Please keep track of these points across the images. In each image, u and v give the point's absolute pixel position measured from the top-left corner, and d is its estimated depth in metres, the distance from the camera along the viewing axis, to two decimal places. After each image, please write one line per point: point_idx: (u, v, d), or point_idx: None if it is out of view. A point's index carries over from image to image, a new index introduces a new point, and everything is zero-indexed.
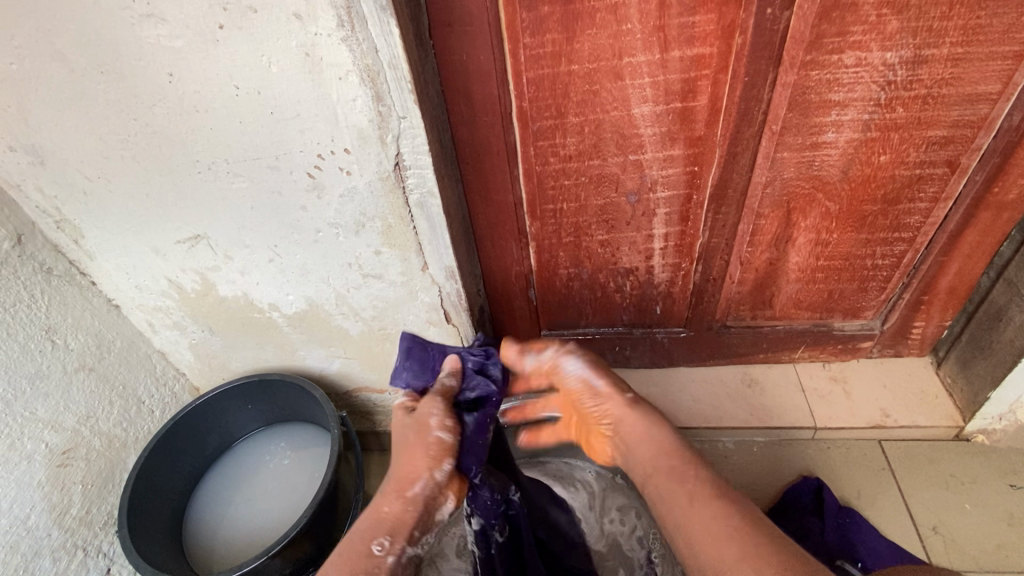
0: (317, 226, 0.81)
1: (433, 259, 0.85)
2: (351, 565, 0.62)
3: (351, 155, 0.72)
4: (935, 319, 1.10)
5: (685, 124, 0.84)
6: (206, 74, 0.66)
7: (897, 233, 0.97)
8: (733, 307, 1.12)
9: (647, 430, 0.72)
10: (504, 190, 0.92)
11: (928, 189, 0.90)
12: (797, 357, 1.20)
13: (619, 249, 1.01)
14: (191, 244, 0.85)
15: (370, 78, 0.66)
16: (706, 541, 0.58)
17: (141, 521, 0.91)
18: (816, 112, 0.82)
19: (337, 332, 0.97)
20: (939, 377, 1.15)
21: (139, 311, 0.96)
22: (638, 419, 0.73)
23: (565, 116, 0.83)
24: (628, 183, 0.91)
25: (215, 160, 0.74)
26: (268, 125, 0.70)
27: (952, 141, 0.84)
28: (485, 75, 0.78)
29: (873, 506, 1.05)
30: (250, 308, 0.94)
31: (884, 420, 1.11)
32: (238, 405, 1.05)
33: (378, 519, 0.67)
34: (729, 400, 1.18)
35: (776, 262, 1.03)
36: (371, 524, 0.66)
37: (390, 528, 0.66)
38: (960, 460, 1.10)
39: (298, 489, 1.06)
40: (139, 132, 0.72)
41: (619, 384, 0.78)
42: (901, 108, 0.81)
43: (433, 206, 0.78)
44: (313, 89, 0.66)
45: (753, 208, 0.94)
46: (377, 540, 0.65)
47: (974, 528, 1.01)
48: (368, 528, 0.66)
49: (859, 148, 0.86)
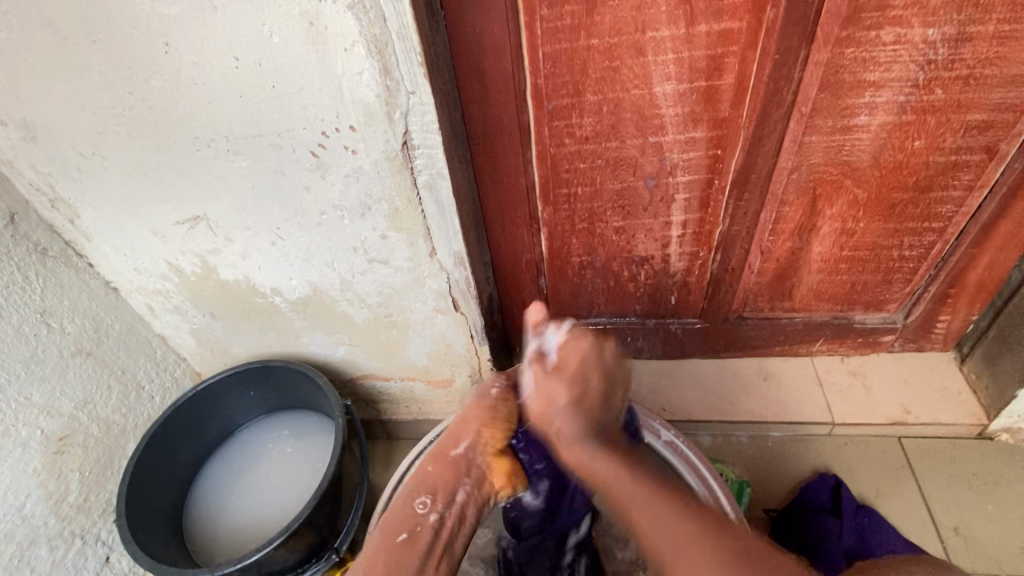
0: (321, 208, 0.77)
1: (442, 244, 0.81)
2: (398, 526, 0.66)
3: (356, 133, 0.68)
4: (962, 314, 1.06)
5: (709, 104, 0.79)
6: (203, 44, 0.62)
7: (927, 223, 0.93)
8: (751, 298, 1.08)
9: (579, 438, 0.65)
10: (516, 172, 0.88)
11: (963, 177, 0.86)
12: (814, 351, 1.16)
13: (635, 236, 0.97)
14: (190, 226, 0.81)
15: (378, 50, 0.62)
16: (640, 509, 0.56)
17: (141, 508, 0.89)
18: (849, 93, 0.77)
19: (342, 318, 0.94)
20: (963, 373, 1.11)
21: (138, 294, 0.93)
22: (567, 414, 0.66)
23: (583, 95, 0.79)
24: (647, 167, 0.87)
25: (213, 137, 0.70)
26: (270, 100, 0.66)
27: (992, 126, 0.80)
28: (499, 49, 0.74)
29: (893, 506, 1.02)
30: (252, 293, 0.91)
31: (905, 417, 1.08)
32: (241, 391, 1.02)
33: (420, 480, 0.71)
34: (744, 393, 1.14)
35: (799, 251, 0.99)
36: (411, 490, 0.70)
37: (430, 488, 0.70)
38: (983, 459, 1.06)
39: (302, 479, 1.03)
40: (135, 106, 0.68)
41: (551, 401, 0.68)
42: (940, 89, 0.76)
43: (442, 188, 0.75)
44: (317, 61, 0.62)
45: (777, 195, 0.90)
46: (418, 501, 0.68)
47: (995, 529, 0.98)
48: (410, 490, 0.70)
49: (893, 132, 0.81)
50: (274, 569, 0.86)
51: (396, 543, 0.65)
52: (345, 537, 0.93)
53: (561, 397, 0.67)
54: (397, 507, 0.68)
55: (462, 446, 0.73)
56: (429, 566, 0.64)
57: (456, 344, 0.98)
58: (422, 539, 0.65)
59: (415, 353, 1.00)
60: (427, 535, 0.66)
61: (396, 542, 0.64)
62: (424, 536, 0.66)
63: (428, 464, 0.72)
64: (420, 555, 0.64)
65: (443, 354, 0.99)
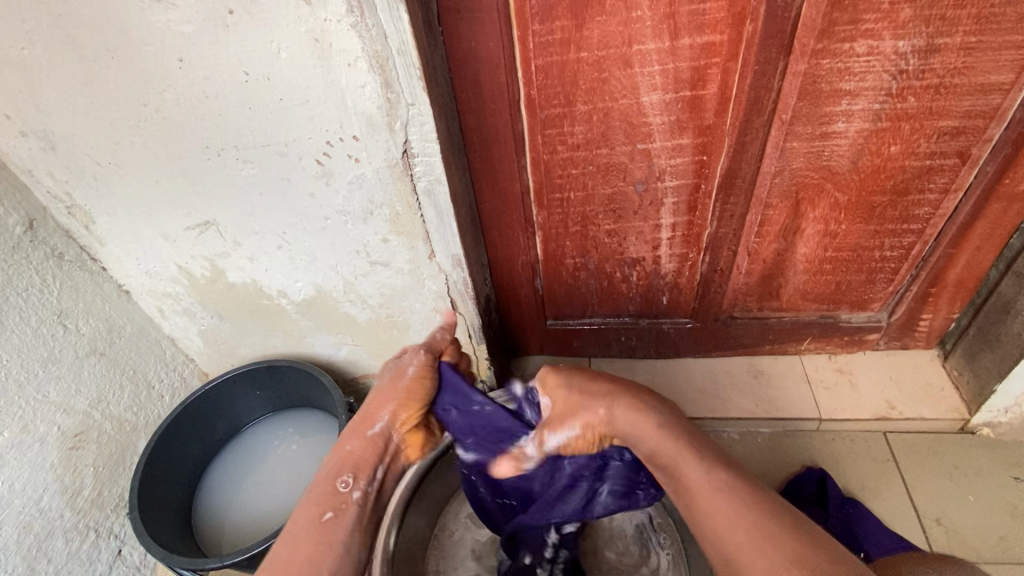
0: (326, 213, 0.81)
1: (440, 247, 0.85)
2: (322, 506, 0.65)
3: (359, 142, 0.72)
4: (943, 312, 1.09)
5: (695, 112, 0.83)
6: (215, 60, 0.66)
7: (906, 225, 0.97)
8: (740, 298, 1.12)
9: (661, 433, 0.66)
10: (512, 178, 0.92)
11: (938, 180, 0.90)
12: (803, 349, 1.20)
13: (626, 239, 1.01)
14: (200, 231, 0.85)
15: (379, 64, 0.65)
16: (732, 528, 0.56)
17: (152, 502, 0.92)
18: (827, 102, 0.81)
19: (345, 319, 0.97)
20: (945, 370, 1.14)
21: (149, 297, 0.97)
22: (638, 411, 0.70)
23: (574, 105, 0.83)
24: (636, 172, 0.91)
25: (223, 146, 0.74)
26: (277, 111, 0.70)
27: (964, 132, 0.84)
28: (493, 62, 0.78)
29: (877, 498, 1.06)
30: (259, 295, 0.94)
31: (889, 412, 1.11)
32: (247, 390, 1.06)
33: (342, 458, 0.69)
34: (735, 390, 1.18)
35: (784, 253, 1.03)
36: (337, 465, 0.68)
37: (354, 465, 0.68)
38: (965, 453, 1.10)
39: (306, 475, 1.07)
40: (150, 118, 0.72)
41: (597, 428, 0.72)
42: (912, 97, 0.80)
43: (440, 193, 0.78)
44: (322, 75, 0.66)
45: (762, 199, 0.94)
46: (341, 479, 0.67)
47: (976, 519, 1.02)
48: (333, 468, 0.68)
49: (870, 138, 0.85)
50: None
51: (323, 522, 0.63)
52: None
53: (600, 406, 0.70)
54: (322, 485, 0.66)
55: (380, 425, 0.71)
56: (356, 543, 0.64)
57: None
58: (345, 517, 0.64)
59: None
60: (354, 513, 0.65)
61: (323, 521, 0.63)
62: (348, 514, 0.65)
63: (347, 444, 0.70)
64: (342, 539, 0.63)
65: None
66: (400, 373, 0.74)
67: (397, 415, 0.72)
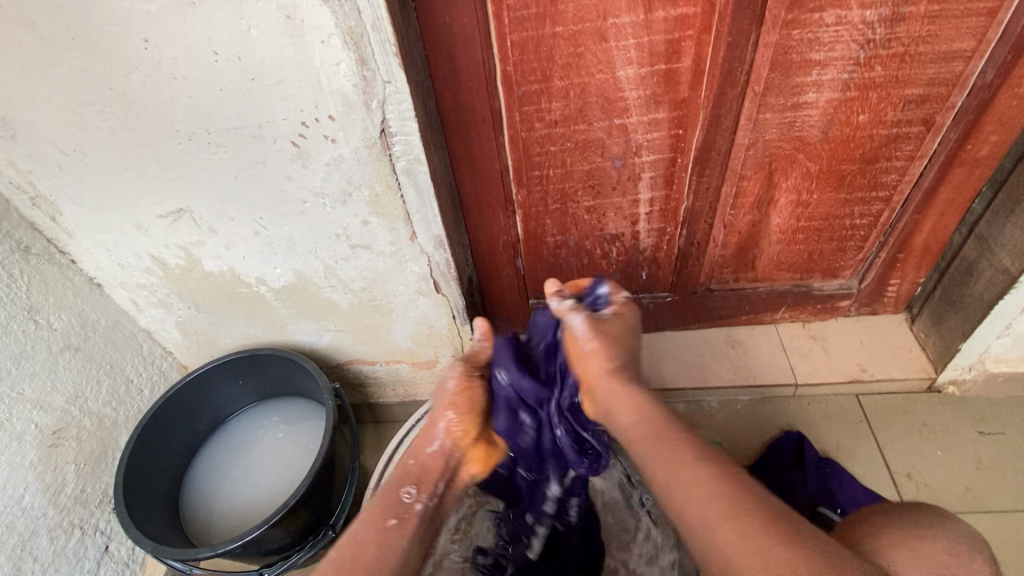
0: (303, 196, 0.80)
1: (421, 228, 0.85)
2: (386, 511, 0.70)
3: (335, 122, 0.71)
4: (910, 277, 1.14)
5: (669, 85, 0.84)
6: (182, 39, 0.64)
7: (875, 192, 0.99)
8: (717, 270, 1.15)
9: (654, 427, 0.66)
10: (490, 157, 0.92)
11: (904, 148, 0.93)
12: (778, 318, 1.23)
13: (605, 215, 1.02)
14: (174, 219, 0.83)
15: (354, 41, 0.64)
16: (699, 512, 0.57)
17: (138, 496, 0.91)
18: (798, 72, 0.83)
19: (327, 304, 0.97)
20: (913, 332, 1.19)
21: (122, 289, 0.94)
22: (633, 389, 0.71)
23: (550, 80, 0.83)
24: (614, 148, 0.92)
25: (195, 130, 0.72)
26: (249, 92, 0.68)
27: (928, 100, 0.86)
28: (469, 38, 0.77)
29: (851, 457, 1.10)
30: (237, 283, 0.93)
31: (861, 374, 1.16)
32: (230, 380, 1.05)
33: (402, 472, 0.74)
34: (714, 361, 1.21)
35: (758, 224, 1.05)
36: (398, 476, 0.74)
37: (416, 478, 0.73)
38: (932, 410, 1.15)
39: (295, 463, 1.06)
40: (116, 102, 0.70)
41: (605, 351, 0.75)
42: (879, 66, 0.82)
43: (420, 173, 0.78)
44: (295, 53, 0.65)
45: (736, 170, 0.96)
46: (403, 490, 0.72)
47: (944, 473, 1.07)
48: (395, 478, 0.74)
49: (839, 107, 0.87)
50: (273, 547, 0.89)
51: (387, 527, 0.69)
52: (338, 516, 0.98)
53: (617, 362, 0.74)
54: (383, 493, 0.72)
55: (438, 444, 0.75)
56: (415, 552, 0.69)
57: (439, 326, 1.02)
58: (409, 523, 0.70)
59: (399, 336, 1.03)
60: (415, 522, 0.70)
61: (387, 526, 0.69)
62: (410, 523, 0.70)
63: (410, 457, 0.75)
64: (407, 539, 0.69)
65: (427, 335, 1.03)
66: (443, 387, 0.78)
67: (453, 426, 0.75)
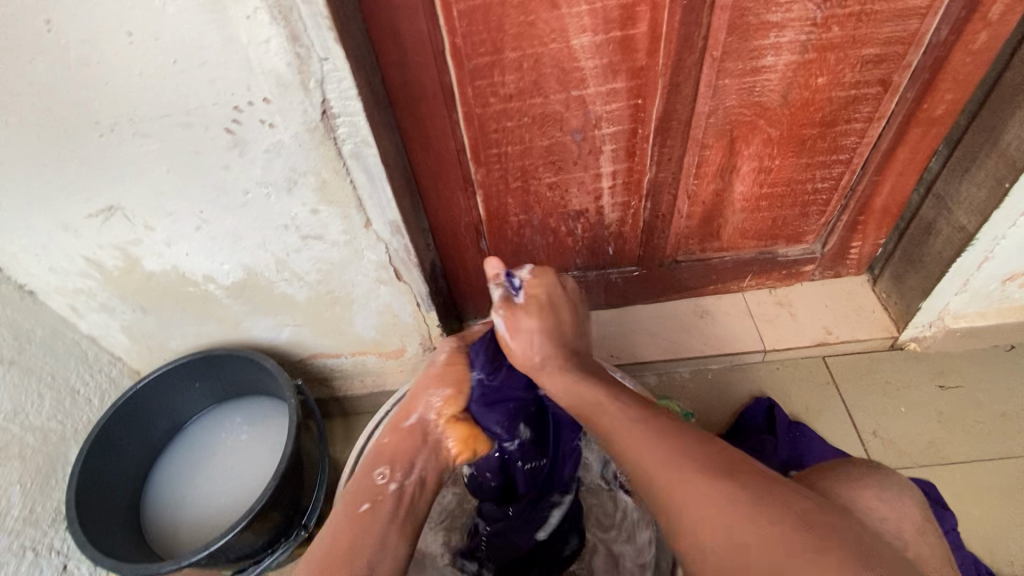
0: (245, 186, 0.75)
1: (376, 214, 0.81)
2: (359, 500, 0.71)
3: (271, 105, 0.66)
4: (871, 239, 1.15)
5: (626, 53, 0.81)
6: (90, 18, 0.58)
7: (835, 156, 0.99)
8: (683, 242, 1.14)
9: (653, 451, 0.61)
10: (445, 136, 0.88)
11: (863, 110, 0.92)
12: (745, 286, 1.23)
13: (568, 190, 0.99)
14: (105, 217, 0.77)
15: (283, 15, 0.59)
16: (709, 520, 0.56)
17: (93, 512, 0.87)
18: (755, 35, 0.81)
19: (283, 299, 0.92)
20: (875, 293, 1.21)
21: (58, 295, 0.88)
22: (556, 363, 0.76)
23: (502, 52, 0.79)
24: (572, 121, 0.89)
25: (116, 120, 0.66)
26: (172, 76, 0.63)
27: (885, 59, 0.85)
28: (412, 9, 0.72)
29: (820, 419, 1.12)
30: (183, 282, 0.87)
31: (827, 337, 1.17)
32: (185, 384, 1.00)
33: (377, 455, 0.77)
34: (684, 332, 1.20)
35: (722, 192, 1.04)
36: (373, 461, 0.76)
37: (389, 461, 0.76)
38: (896, 367, 1.17)
39: (261, 464, 1.03)
40: (23, 92, 0.63)
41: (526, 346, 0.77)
42: (836, 26, 0.81)
43: (369, 156, 0.74)
44: (219, 31, 0.59)
45: (698, 139, 0.94)
46: (377, 472, 0.75)
47: (908, 427, 1.10)
48: (369, 465, 0.76)
49: (798, 70, 0.86)
50: (243, 553, 0.86)
51: (360, 512, 0.70)
52: (310, 515, 0.95)
53: (538, 350, 0.76)
54: (357, 482, 0.74)
55: (416, 417, 0.80)
56: (391, 531, 0.69)
57: (403, 314, 0.98)
58: (383, 504, 0.71)
59: (363, 327, 1.00)
60: (389, 501, 0.72)
61: (359, 510, 0.70)
62: (385, 502, 0.72)
63: (385, 437, 0.79)
64: (381, 522, 0.69)
65: (391, 325, 1.00)
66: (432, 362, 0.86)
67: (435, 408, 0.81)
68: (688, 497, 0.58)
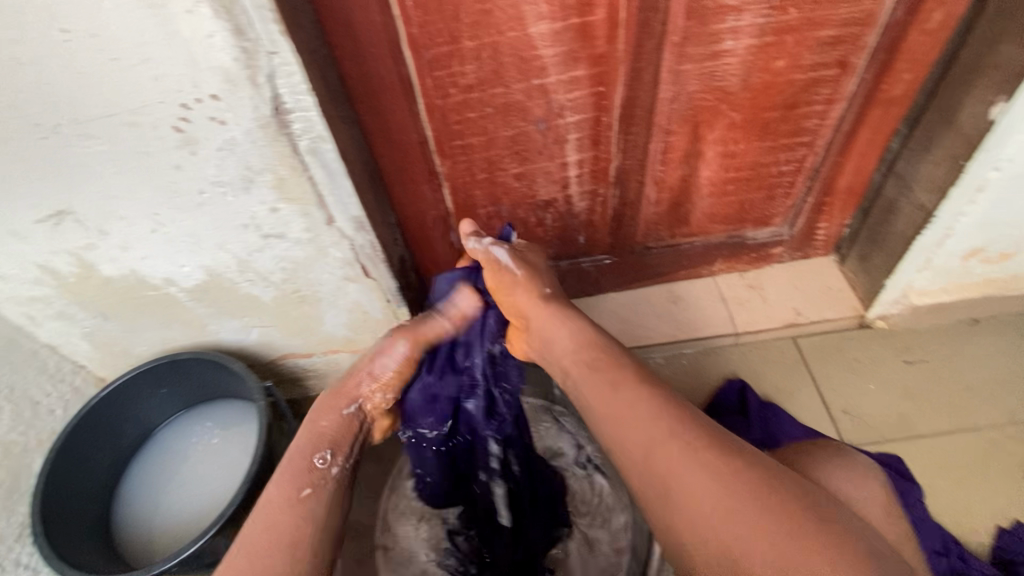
0: (200, 186, 0.73)
1: (338, 211, 0.79)
2: (299, 483, 0.66)
3: (221, 102, 0.64)
4: (837, 219, 1.16)
5: (585, 40, 0.80)
6: (21, 16, 0.55)
7: (797, 138, 1.00)
8: (653, 228, 1.14)
9: (638, 419, 0.60)
10: (407, 129, 0.87)
11: (822, 92, 0.93)
12: (715, 270, 1.24)
13: (535, 180, 0.99)
14: (55, 222, 0.75)
15: (225, 7, 0.57)
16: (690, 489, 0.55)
17: (60, 525, 0.85)
18: (714, 19, 0.80)
19: (248, 300, 0.91)
20: (843, 273, 1.23)
21: (11, 305, 0.85)
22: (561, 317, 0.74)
23: (459, 41, 0.78)
24: (535, 110, 0.88)
25: (58, 121, 0.64)
26: (114, 74, 0.61)
27: (842, 41, 0.86)
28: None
29: (792, 399, 1.13)
30: (142, 286, 0.85)
31: (796, 318, 1.19)
32: (152, 390, 0.98)
33: (316, 438, 0.72)
34: (657, 318, 1.21)
35: (688, 177, 1.04)
36: (311, 442, 0.71)
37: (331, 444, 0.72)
38: (863, 346, 1.19)
39: (233, 468, 1.01)
40: None
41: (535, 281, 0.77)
42: (793, 9, 0.81)
43: (326, 151, 0.73)
44: (159, 26, 0.57)
45: (662, 125, 0.94)
46: (317, 455, 0.70)
47: (876, 404, 1.12)
48: (307, 446, 0.71)
49: (758, 54, 0.86)
50: (215, 558, 0.85)
51: (301, 498, 0.65)
52: None
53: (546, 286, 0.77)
54: (294, 462, 0.68)
55: (353, 406, 0.77)
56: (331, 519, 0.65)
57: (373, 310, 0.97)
58: (325, 488, 0.67)
59: (333, 325, 0.99)
60: (331, 487, 0.67)
61: (300, 495, 0.65)
62: (325, 487, 0.67)
63: (319, 420, 0.74)
64: (322, 508, 0.65)
65: (362, 321, 0.99)
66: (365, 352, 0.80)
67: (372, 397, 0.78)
68: (674, 469, 0.56)
